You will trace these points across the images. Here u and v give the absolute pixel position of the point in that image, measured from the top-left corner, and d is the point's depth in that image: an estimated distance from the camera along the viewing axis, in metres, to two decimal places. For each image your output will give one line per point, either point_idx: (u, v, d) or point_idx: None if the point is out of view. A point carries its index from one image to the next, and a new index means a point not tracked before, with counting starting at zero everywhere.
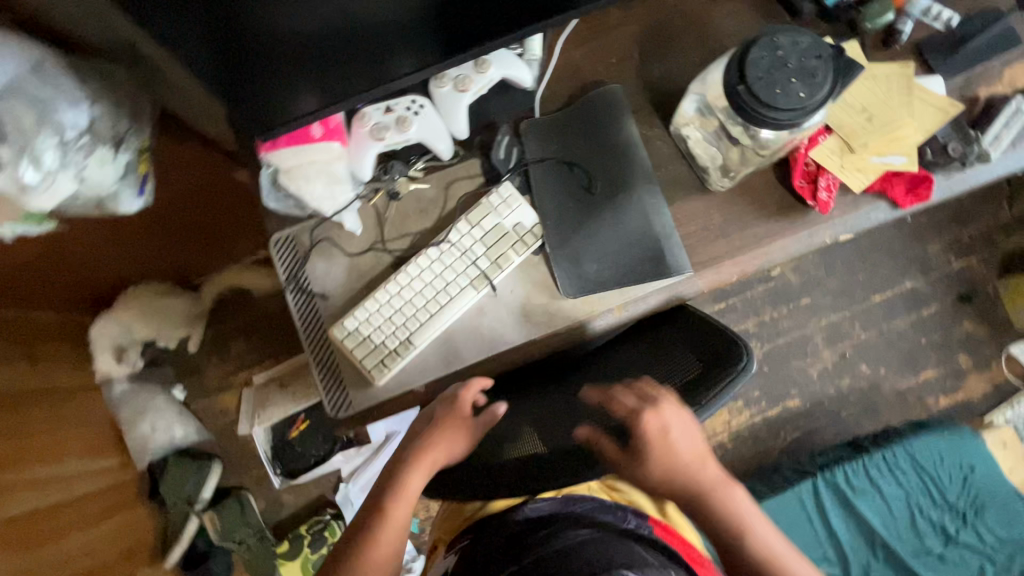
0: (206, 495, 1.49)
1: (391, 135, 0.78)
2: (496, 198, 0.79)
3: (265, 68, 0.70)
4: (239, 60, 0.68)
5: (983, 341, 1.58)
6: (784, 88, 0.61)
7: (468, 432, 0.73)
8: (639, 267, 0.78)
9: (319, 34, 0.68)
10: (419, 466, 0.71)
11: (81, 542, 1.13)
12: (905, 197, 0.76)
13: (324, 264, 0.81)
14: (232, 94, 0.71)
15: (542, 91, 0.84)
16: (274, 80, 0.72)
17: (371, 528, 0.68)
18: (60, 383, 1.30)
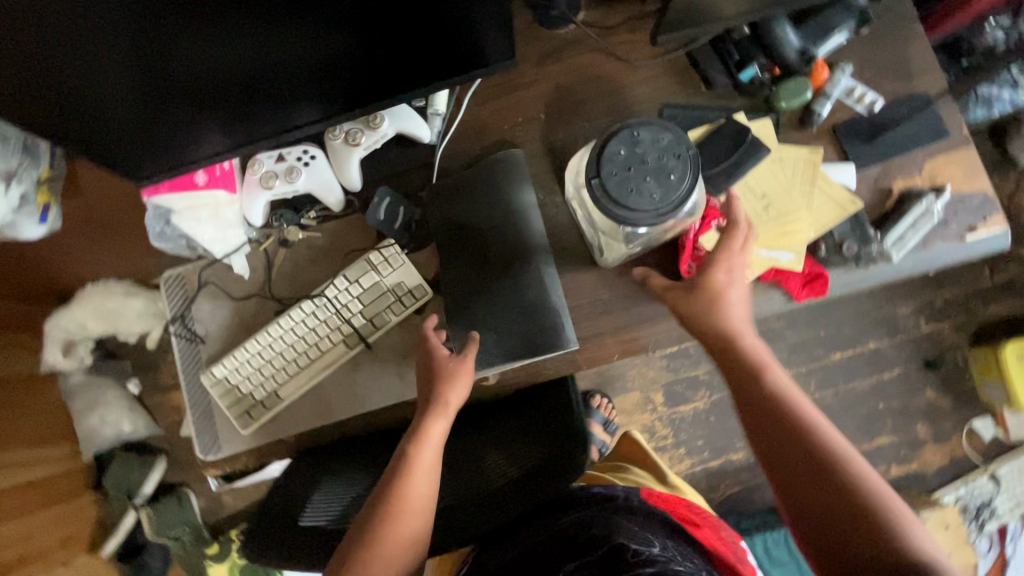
0: (147, 490, 1.29)
1: (279, 184, 0.78)
2: (376, 257, 0.79)
3: (181, 130, 0.71)
4: (156, 123, 0.68)
5: (944, 412, 1.48)
6: (637, 186, 0.60)
7: (462, 373, 0.70)
8: (533, 339, 0.76)
9: (233, 87, 0.67)
10: (443, 408, 0.68)
11: (19, 529, 1.03)
12: (800, 290, 0.72)
13: (209, 305, 0.82)
14: (143, 146, 0.71)
15: (443, 146, 0.83)
16: (182, 130, 0.71)
17: (400, 471, 0.66)
18: (16, 372, 1.14)
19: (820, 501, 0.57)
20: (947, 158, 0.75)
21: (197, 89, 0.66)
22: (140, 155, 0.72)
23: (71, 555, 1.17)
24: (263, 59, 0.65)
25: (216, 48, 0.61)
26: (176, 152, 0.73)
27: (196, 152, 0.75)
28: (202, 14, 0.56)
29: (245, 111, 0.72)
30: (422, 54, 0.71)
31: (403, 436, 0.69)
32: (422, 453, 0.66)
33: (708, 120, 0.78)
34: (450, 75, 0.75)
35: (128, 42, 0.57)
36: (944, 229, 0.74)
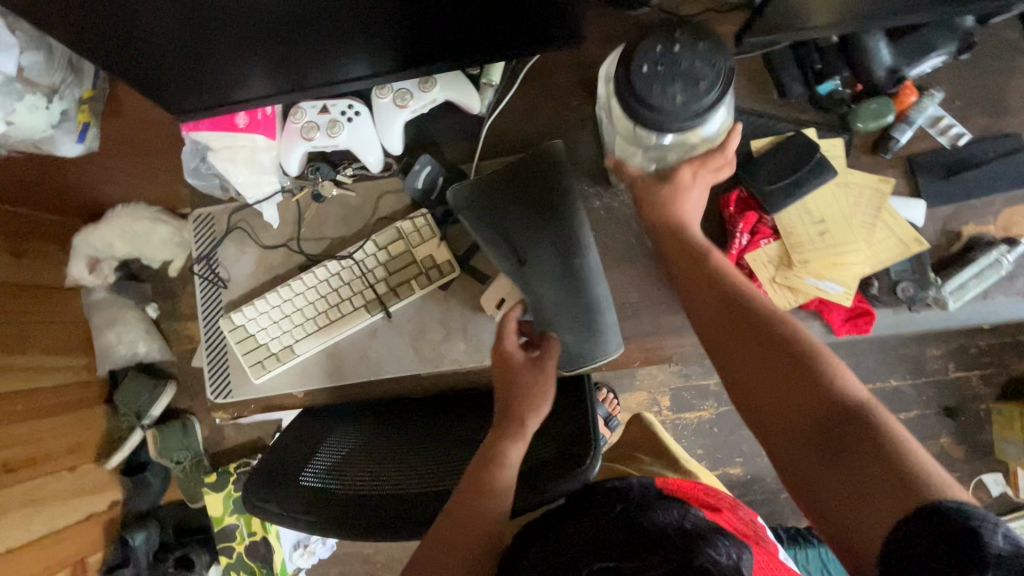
0: (155, 414, 1.29)
1: (319, 137, 0.76)
2: (407, 227, 0.77)
3: (228, 69, 0.68)
4: (204, 60, 0.66)
5: (955, 461, 1.44)
6: (663, 87, 0.57)
7: (531, 374, 0.65)
8: (580, 343, 0.71)
9: (287, 33, 0.64)
10: (517, 431, 0.62)
11: (27, 433, 1.06)
12: (842, 325, 0.69)
13: (235, 250, 0.81)
14: (187, 79, 0.68)
15: (491, 120, 0.79)
16: (230, 69, 0.69)
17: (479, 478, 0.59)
18: (40, 282, 1.15)
19: (783, 402, 0.49)
20: None
21: (246, 24, 0.61)
22: (184, 86, 0.69)
23: (78, 461, 1.22)
24: (323, 6, 0.61)
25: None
26: (223, 90, 0.72)
27: (240, 92, 0.73)
28: None
29: (295, 55, 0.68)
30: (489, 21, 0.68)
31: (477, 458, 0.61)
32: (498, 473, 0.59)
33: (774, 131, 0.74)
34: (513, 46, 0.72)
35: None
36: (1011, 284, 0.69)
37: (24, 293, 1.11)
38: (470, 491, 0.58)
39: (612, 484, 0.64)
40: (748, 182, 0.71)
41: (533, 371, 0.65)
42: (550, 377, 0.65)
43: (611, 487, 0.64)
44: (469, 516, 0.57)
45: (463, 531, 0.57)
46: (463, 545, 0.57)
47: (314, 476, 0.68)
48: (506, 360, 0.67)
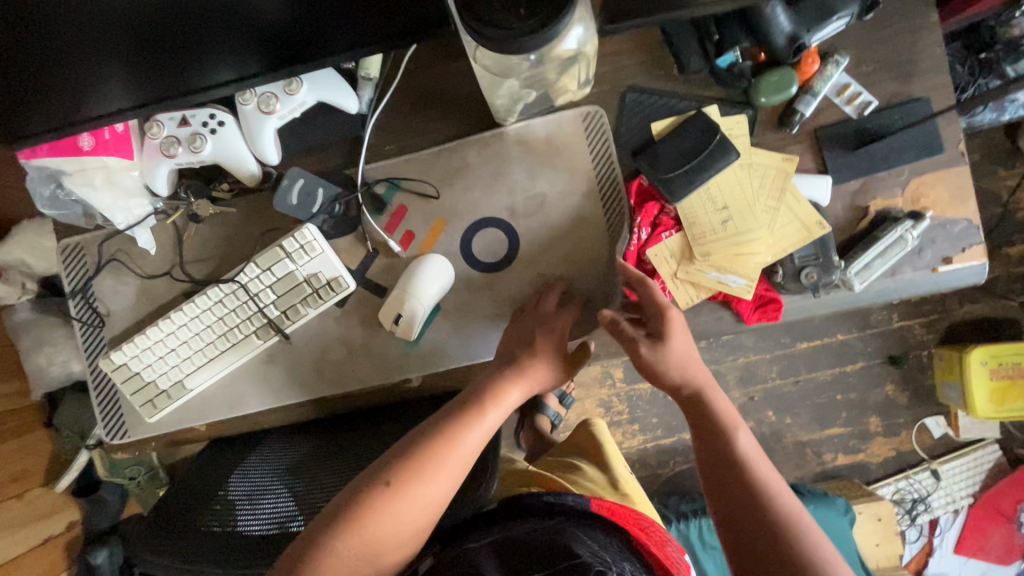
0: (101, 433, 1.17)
1: (182, 153, 0.69)
2: (290, 243, 0.70)
3: (72, 76, 0.62)
4: (42, 62, 0.59)
5: (900, 408, 1.41)
6: (506, 11, 0.52)
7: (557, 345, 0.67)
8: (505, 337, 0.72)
9: (132, 24, 0.59)
10: (521, 376, 0.65)
11: None
12: (751, 313, 0.67)
13: (113, 282, 0.75)
14: (24, 88, 0.61)
15: (376, 118, 0.73)
16: (73, 77, 0.62)
17: (466, 412, 0.62)
18: None
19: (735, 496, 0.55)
20: (934, 177, 0.67)
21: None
22: (19, 91, 0.61)
23: (27, 487, 1.10)
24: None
25: None
26: (66, 103, 0.64)
27: (87, 109, 0.64)
28: None
29: (145, 47, 0.61)
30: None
31: (461, 398, 0.64)
32: (491, 413, 0.62)
33: (676, 112, 0.69)
34: (386, 37, 0.64)
35: None
36: (918, 258, 0.66)
37: None
38: (444, 423, 0.61)
39: (547, 500, 0.64)
40: (648, 171, 0.67)
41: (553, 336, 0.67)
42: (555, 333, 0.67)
43: (546, 503, 0.64)
44: (457, 432, 0.60)
45: (446, 451, 0.59)
46: (433, 469, 0.58)
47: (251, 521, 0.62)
48: (534, 314, 0.68)
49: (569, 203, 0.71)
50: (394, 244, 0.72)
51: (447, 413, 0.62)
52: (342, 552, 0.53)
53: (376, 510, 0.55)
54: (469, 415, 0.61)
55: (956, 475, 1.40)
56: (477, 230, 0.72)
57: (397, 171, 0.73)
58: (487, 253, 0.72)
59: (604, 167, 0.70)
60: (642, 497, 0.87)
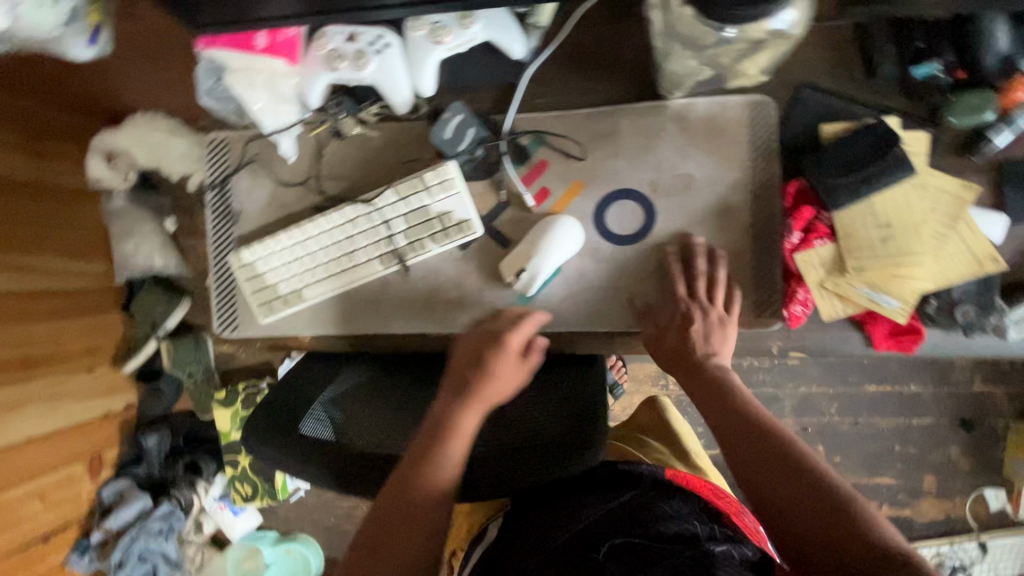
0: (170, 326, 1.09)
1: (345, 69, 0.69)
2: (431, 176, 0.70)
3: None
4: None
5: (960, 473, 1.27)
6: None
7: (519, 367, 0.63)
8: (623, 316, 0.71)
9: None
10: (478, 399, 0.60)
11: None
12: (882, 339, 0.65)
13: (249, 182, 0.77)
14: None
15: (535, 67, 0.71)
16: None
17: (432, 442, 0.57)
18: None
19: (783, 494, 0.50)
20: None
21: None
22: None
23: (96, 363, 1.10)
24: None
25: None
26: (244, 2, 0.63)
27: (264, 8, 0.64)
28: None
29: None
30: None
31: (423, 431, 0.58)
32: (453, 448, 0.57)
33: (851, 116, 0.65)
34: None
35: None
36: None
37: None
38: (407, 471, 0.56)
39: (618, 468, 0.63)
40: (812, 174, 0.64)
41: (512, 353, 0.63)
42: (533, 360, 0.64)
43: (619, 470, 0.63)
44: (418, 480, 0.55)
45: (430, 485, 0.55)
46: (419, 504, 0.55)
47: (314, 425, 0.62)
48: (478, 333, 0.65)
49: (717, 189, 0.68)
50: (530, 198, 0.71)
51: (417, 450, 0.57)
52: None
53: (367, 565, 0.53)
54: (438, 443, 0.57)
55: (1004, 553, 1.26)
56: (614, 200, 0.71)
57: (545, 125, 0.72)
58: (620, 224, 0.71)
59: (763, 159, 0.67)
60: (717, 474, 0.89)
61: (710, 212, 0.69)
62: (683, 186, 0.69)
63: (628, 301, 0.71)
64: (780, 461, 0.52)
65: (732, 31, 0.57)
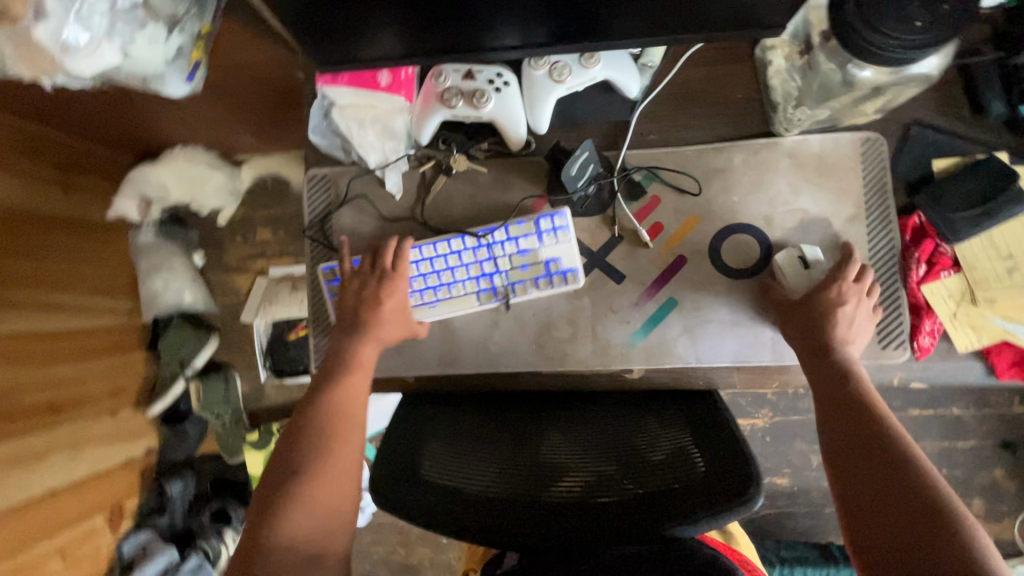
0: (198, 364, 1.21)
1: (462, 107, 0.68)
2: (545, 223, 0.69)
3: (358, 21, 0.60)
4: (326, 9, 0.58)
5: (1007, 495, 1.24)
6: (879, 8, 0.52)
7: (398, 287, 0.68)
8: (750, 351, 0.70)
9: None
10: (370, 335, 0.66)
11: (74, 371, 1.03)
12: (1005, 368, 0.66)
13: (351, 217, 0.75)
14: (310, 26, 0.61)
15: (645, 105, 0.72)
16: (354, 18, 0.60)
17: (334, 374, 0.64)
18: (92, 218, 1.14)
19: (868, 489, 0.49)
20: None
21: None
22: (305, 28, 0.60)
23: (118, 405, 1.15)
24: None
25: None
26: (349, 42, 0.63)
27: (366, 48, 0.65)
28: None
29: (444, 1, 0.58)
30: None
31: (330, 366, 0.65)
32: (354, 376, 0.63)
33: (960, 152, 0.68)
34: (708, 31, 0.62)
35: None
36: None
37: (74, 227, 1.09)
38: (325, 401, 0.61)
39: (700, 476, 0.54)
40: (931, 208, 0.66)
41: (401, 296, 0.68)
42: (405, 275, 0.68)
43: None
44: (330, 406, 0.61)
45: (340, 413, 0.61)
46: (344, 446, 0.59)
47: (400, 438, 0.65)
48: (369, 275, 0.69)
49: (833, 223, 0.69)
50: (647, 233, 0.71)
51: (323, 373, 0.64)
52: (289, 532, 0.53)
53: (297, 503, 0.54)
54: (344, 372, 0.64)
55: None
56: (731, 233, 0.71)
57: (658, 162, 0.73)
58: (735, 260, 0.71)
59: (879, 192, 0.69)
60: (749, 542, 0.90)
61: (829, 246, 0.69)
62: (797, 219, 0.70)
63: (748, 337, 0.70)
64: (879, 454, 0.51)
65: (867, 71, 0.60)
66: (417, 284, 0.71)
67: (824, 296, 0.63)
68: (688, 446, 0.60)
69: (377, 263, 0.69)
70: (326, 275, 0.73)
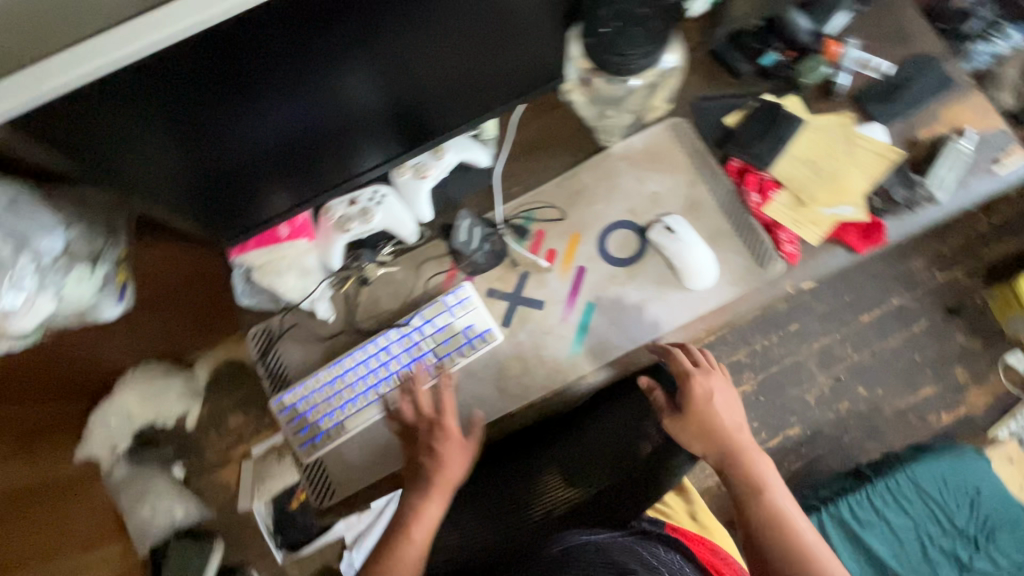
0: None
1: (356, 226, 0.81)
2: (452, 298, 0.81)
3: (248, 191, 0.74)
4: (219, 191, 0.71)
5: (978, 354, 1.56)
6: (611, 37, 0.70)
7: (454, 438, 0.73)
8: (672, 314, 0.81)
9: (284, 146, 0.70)
10: (443, 485, 0.71)
11: None
12: (861, 242, 0.79)
13: (299, 353, 0.83)
14: (211, 209, 0.74)
15: (500, 168, 0.88)
16: (244, 190, 0.74)
17: (405, 523, 0.69)
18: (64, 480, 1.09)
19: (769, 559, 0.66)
20: (961, 106, 0.83)
21: (259, 128, 0.65)
22: (208, 212, 0.73)
23: None
24: (320, 93, 0.65)
25: (286, 113, 0.65)
26: (249, 209, 0.77)
27: (265, 211, 0.78)
28: (257, 95, 0.60)
29: (298, 160, 0.74)
30: (467, 67, 0.72)
31: (401, 507, 0.71)
32: (418, 527, 0.69)
33: (740, 106, 0.86)
34: (515, 91, 0.80)
35: (197, 130, 0.61)
36: (978, 166, 0.80)
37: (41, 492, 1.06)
38: (395, 551, 0.68)
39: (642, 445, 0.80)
40: (740, 151, 0.83)
41: (456, 440, 0.73)
42: (450, 413, 0.74)
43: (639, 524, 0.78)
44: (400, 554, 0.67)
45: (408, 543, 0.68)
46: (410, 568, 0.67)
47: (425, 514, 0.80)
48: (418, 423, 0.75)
49: (680, 193, 0.84)
50: (544, 260, 0.83)
51: (397, 516, 0.70)
52: None
53: None
54: (412, 519, 0.69)
55: None
56: (609, 234, 0.84)
57: (528, 204, 0.87)
58: (622, 250, 0.84)
59: (699, 158, 0.85)
60: (715, 521, 1.02)
61: (686, 209, 0.84)
62: (652, 202, 0.85)
63: (662, 308, 0.81)
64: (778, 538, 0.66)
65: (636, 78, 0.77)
66: (359, 388, 0.79)
67: (698, 397, 0.73)
68: (653, 428, 0.81)
69: (426, 410, 0.75)
70: (278, 409, 0.79)
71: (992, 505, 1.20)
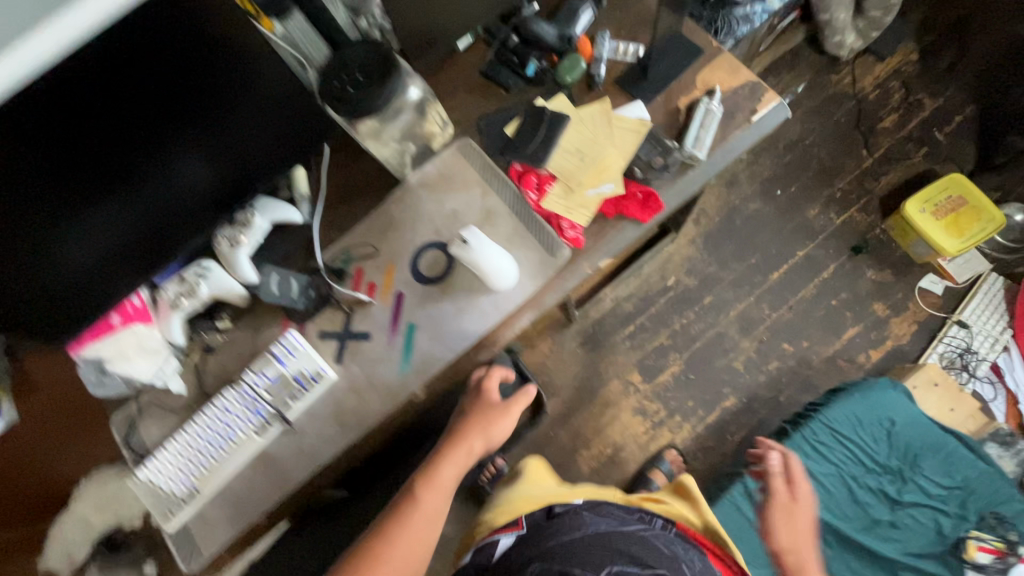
0: None
1: (186, 302, 0.87)
2: (281, 348, 0.87)
3: (104, 286, 0.82)
4: (76, 290, 0.80)
5: (891, 285, 1.57)
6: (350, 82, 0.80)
7: (512, 414, 0.86)
8: (486, 315, 0.86)
9: (128, 233, 0.81)
10: (484, 430, 0.83)
11: None
12: (639, 212, 0.85)
13: (158, 429, 0.90)
14: (70, 312, 0.81)
15: (317, 220, 0.95)
16: (99, 286, 0.82)
17: (432, 466, 0.79)
18: None
19: None
20: (709, 69, 0.91)
21: (105, 215, 0.77)
22: (66, 314, 0.81)
23: None
24: (154, 174, 0.78)
25: (125, 197, 0.77)
26: (101, 305, 0.83)
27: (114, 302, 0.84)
28: (90, 184, 0.73)
29: (149, 244, 0.84)
30: (275, 134, 0.86)
31: (433, 453, 0.82)
32: (450, 471, 0.79)
33: (515, 115, 0.92)
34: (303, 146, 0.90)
35: (45, 228, 0.72)
36: (731, 122, 0.88)
37: None
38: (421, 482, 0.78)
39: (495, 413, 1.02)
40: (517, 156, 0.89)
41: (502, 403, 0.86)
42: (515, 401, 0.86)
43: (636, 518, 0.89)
44: (426, 490, 0.77)
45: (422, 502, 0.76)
46: (420, 526, 0.73)
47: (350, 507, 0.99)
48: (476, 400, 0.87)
49: (474, 205, 0.90)
50: (362, 294, 0.89)
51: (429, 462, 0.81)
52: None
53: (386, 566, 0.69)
54: (434, 466, 0.79)
55: (981, 316, 1.52)
56: (420, 256, 0.90)
57: (346, 246, 0.93)
58: (432, 269, 0.89)
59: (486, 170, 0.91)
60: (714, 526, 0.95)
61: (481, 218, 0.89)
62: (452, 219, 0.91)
63: (475, 312, 0.87)
64: None
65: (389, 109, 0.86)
66: (208, 450, 0.84)
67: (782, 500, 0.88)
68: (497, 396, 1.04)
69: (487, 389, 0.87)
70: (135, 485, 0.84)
71: (911, 431, 1.19)
